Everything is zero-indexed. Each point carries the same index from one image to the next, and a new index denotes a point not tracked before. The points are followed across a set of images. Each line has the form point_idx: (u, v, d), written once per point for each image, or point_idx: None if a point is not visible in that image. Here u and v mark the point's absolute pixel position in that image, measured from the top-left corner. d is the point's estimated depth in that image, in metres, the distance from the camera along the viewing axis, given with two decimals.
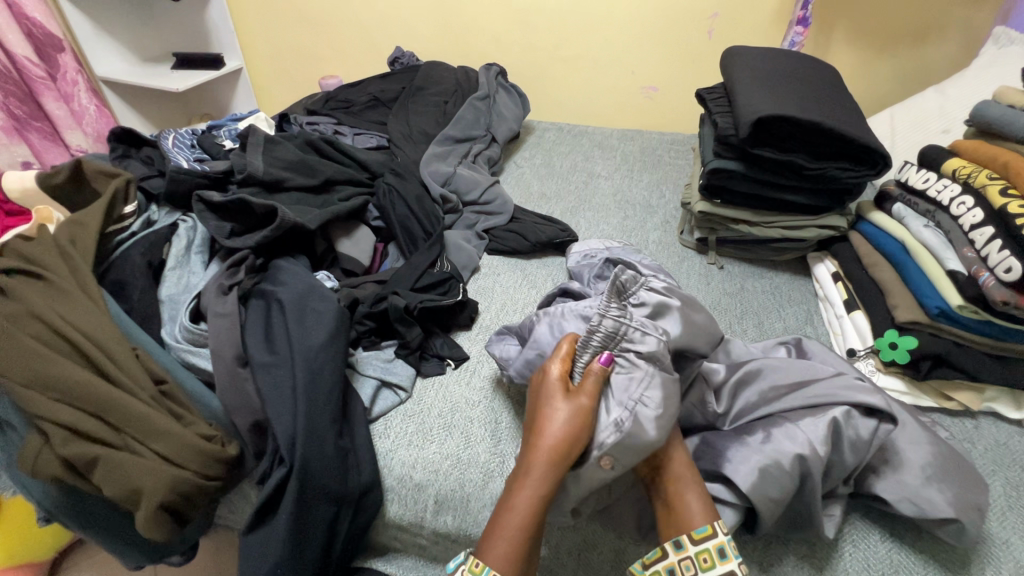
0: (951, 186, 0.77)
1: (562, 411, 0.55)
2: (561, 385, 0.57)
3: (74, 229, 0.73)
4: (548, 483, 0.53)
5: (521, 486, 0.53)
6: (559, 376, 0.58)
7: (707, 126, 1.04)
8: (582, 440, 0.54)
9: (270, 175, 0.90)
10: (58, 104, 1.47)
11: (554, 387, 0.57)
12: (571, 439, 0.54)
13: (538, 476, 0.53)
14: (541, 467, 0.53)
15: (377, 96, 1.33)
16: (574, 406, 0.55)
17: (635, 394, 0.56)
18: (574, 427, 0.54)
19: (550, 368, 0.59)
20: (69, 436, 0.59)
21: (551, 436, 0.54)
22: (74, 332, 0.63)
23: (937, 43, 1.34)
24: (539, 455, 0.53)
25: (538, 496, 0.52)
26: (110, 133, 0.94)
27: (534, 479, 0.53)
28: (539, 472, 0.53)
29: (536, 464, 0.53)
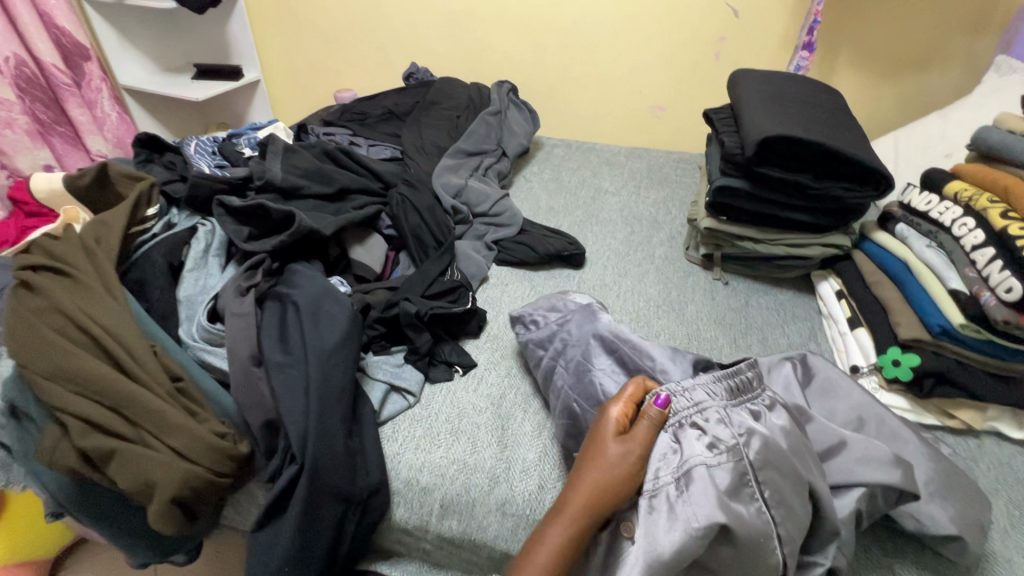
0: (952, 209, 0.79)
1: (609, 453, 0.56)
2: (617, 428, 0.58)
3: (100, 229, 0.76)
4: (580, 522, 0.54)
5: (556, 522, 0.55)
6: (616, 419, 0.59)
7: (713, 145, 1.06)
8: (627, 486, 0.55)
9: (287, 182, 0.93)
10: (81, 110, 1.51)
11: (609, 429, 0.58)
12: (611, 483, 0.55)
13: (571, 514, 0.55)
14: (576, 507, 0.55)
15: (392, 109, 1.36)
16: (626, 449, 0.56)
17: (693, 493, 0.51)
18: (617, 474, 0.55)
19: (611, 409, 0.60)
20: (87, 429, 0.61)
21: (590, 473, 0.56)
22: (97, 328, 0.65)
23: (940, 71, 1.37)
24: (578, 495, 0.55)
25: (571, 535, 0.54)
26: (134, 139, 0.97)
27: (565, 518, 0.54)
28: (569, 521, 0.54)
29: (572, 504, 0.55)
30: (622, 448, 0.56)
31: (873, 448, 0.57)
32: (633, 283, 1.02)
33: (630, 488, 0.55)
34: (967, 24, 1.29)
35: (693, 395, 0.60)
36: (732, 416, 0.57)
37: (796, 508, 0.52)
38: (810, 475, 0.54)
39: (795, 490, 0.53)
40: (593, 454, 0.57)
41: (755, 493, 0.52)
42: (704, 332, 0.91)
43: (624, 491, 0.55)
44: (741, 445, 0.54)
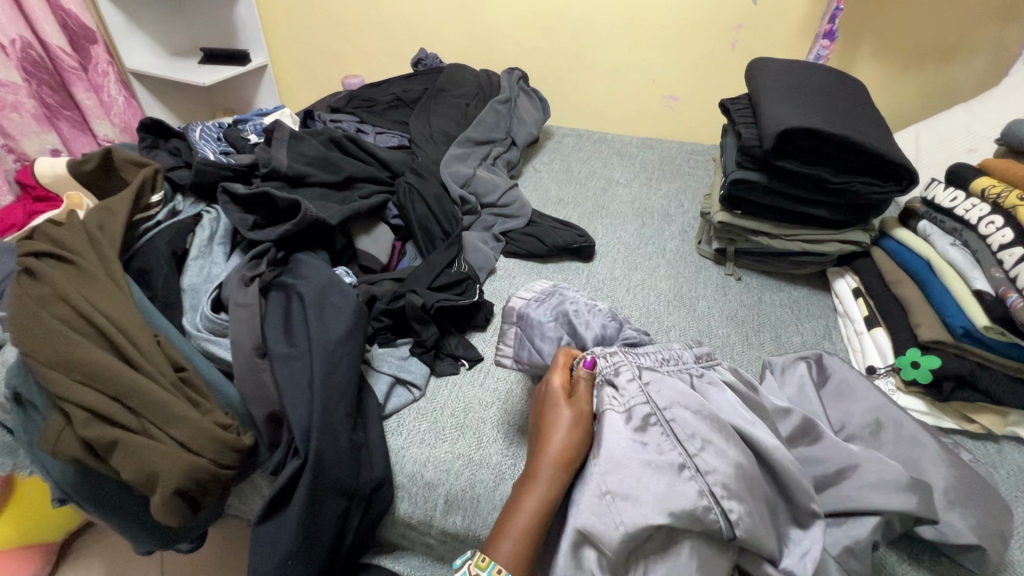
0: (979, 206, 0.76)
1: (563, 416, 0.58)
2: (562, 393, 0.60)
3: (103, 216, 0.75)
4: (553, 488, 0.53)
5: (529, 493, 0.53)
6: (559, 388, 0.60)
7: (729, 136, 1.03)
8: (582, 445, 0.56)
9: (293, 170, 0.91)
10: (88, 94, 1.50)
11: (556, 394, 0.60)
12: (571, 443, 0.56)
13: (544, 480, 0.53)
14: (548, 472, 0.54)
15: (400, 96, 1.34)
16: (572, 410, 0.58)
17: (604, 439, 0.54)
18: (571, 433, 0.56)
19: (551, 377, 0.61)
20: (90, 419, 0.60)
21: (550, 439, 0.56)
22: (100, 317, 0.64)
23: (966, 61, 1.32)
24: (543, 463, 0.55)
25: (544, 505, 0.52)
26: (139, 124, 0.96)
27: (540, 484, 0.53)
28: (544, 489, 0.53)
29: (544, 468, 0.54)
30: (573, 411, 0.58)
31: (888, 472, 0.55)
32: (643, 278, 1.00)
33: (586, 448, 0.56)
34: (998, 13, 1.24)
35: (610, 356, 0.63)
36: (642, 372, 0.60)
37: (731, 451, 0.52)
38: (733, 420, 0.56)
39: (716, 431, 0.54)
40: (548, 425, 0.57)
41: (681, 441, 0.53)
42: (715, 329, 0.89)
43: (583, 449, 0.56)
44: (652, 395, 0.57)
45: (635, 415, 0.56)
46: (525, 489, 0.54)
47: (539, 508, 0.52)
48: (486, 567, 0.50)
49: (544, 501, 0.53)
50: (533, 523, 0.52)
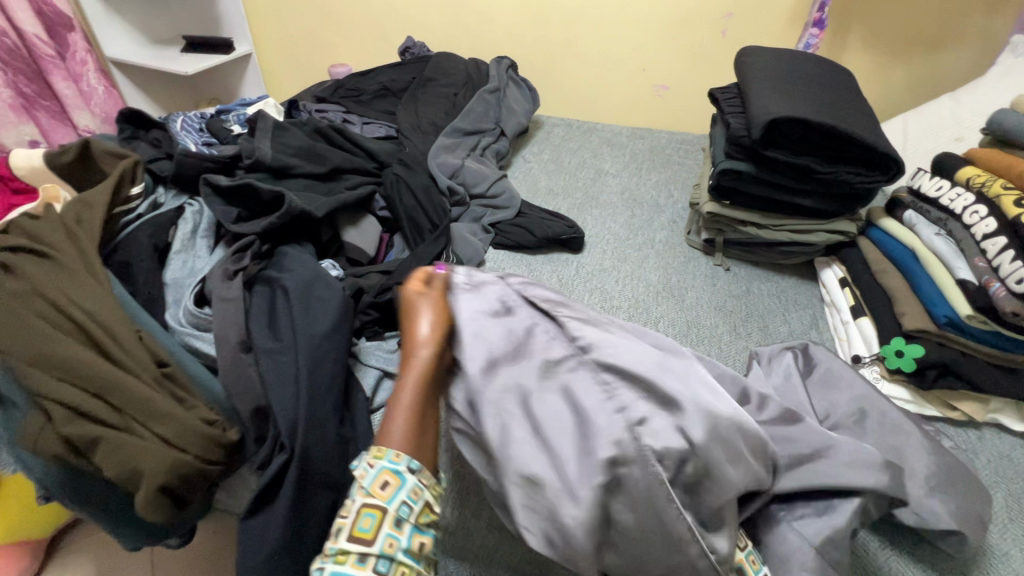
0: (964, 195, 0.77)
1: (427, 318, 0.53)
2: (421, 298, 0.55)
3: (81, 209, 0.73)
4: (416, 394, 0.50)
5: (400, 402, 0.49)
6: (413, 294, 0.56)
7: (718, 126, 1.03)
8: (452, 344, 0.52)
9: (277, 161, 0.90)
10: (67, 84, 1.47)
11: (418, 300, 0.55)
12: (441, 340, 0.52)
13: (412, 381, 0.50)
14: (415, 377, 0.50)
15: (387, 85, 1.32)
16: (437, 310, 0.54)
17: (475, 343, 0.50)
18: (437, 330, 0.52)
19: (406, 289, 0.56)
20: (71, 415, 0.59)
21: (415, 347, 0.51)
22: (80, 312, 0.63)
23: (952, 51, 1.33)
24: (414, 364, 0.51)
25: (416, 402, 0.49)
26: (118, 115, 0.94)
27: (411, 387, 0.50)
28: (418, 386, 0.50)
29: (412, 371, 0.51)
30: (435, 312, 0.53)
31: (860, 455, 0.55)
32: (632, 268, 1.00)
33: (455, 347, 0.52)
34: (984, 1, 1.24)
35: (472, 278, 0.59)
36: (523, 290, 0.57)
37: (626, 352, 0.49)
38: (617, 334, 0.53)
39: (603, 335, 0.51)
40: (411, 334, 0.53)
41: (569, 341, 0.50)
42: (703, 319, 0.89)
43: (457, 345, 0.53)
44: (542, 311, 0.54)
45: (510, 334, 0.50)
46: (397, 396, 0.50)
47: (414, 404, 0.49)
48: (382, 456, 0.47)
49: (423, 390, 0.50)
50: (410, 420, 0.49)
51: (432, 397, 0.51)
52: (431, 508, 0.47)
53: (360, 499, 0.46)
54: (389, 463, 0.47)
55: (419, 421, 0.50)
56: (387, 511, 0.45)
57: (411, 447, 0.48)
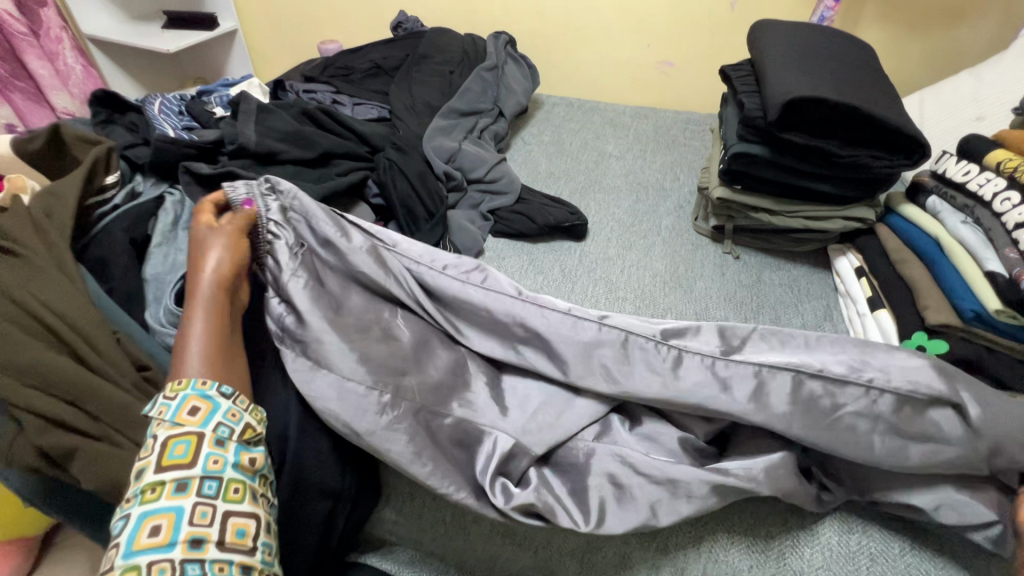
0: (994, 180, 0.74)
1: (209, 245, 0.61)
2: (210, 227, 0.63)
3: (51, 202, 0.68)
4: (213, 323, 0.56)
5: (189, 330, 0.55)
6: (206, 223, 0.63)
7: (729, 106, 0.98)
8: (231, 267, 0.60)
9: (262, 147, 0.85)
10: (42, 63, 1.39)
11: (210, 228, 0.63)
12: (224, 266, 0.59)
13: (199, 308, 0.56)
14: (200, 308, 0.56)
15: (379, 63, 1.25)
16: (222, 238, 0.62)
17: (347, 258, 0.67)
18: (226, 257, 0.60)
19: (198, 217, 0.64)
20: (46, 425, 0.55)
21: (202, 273, 0.58)
22: (51, 315, 0.59)
23: (971, 24, 1.26)
24: (199, 299, 0.57)
25: (211, 328, 0.55)
26: (90, 97, 0.87)
27: (197, 318, 0.56)
28: (208, 309, 0.56)
29: (197, 296, 0.57)
30: (219, 240, 0.61)
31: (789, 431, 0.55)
32: (637, 257, 0.96)
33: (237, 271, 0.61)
34: None
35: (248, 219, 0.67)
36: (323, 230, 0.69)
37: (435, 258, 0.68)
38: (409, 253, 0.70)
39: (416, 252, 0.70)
40: (199, 262, 0.60)
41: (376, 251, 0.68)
42: (712, 310, 0.85)
43: (234, 271, 0.60)
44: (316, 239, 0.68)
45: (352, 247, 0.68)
46: (191, 322, 0.55)
47: (206, 330, 0.55)
48: (186, 386, 0.50)
49: (216, 319, 0.56)
50: (211, 346, 0.54)
51: (232, 320, 0.58)
52: (252, 429, 0.51)
53: (165, 432, 0.47)
54: (195, 392, 0.50)
55: (219, 346, 0.55)
56: (203, 435, 0.48)
57: (217, 373, 0.53)
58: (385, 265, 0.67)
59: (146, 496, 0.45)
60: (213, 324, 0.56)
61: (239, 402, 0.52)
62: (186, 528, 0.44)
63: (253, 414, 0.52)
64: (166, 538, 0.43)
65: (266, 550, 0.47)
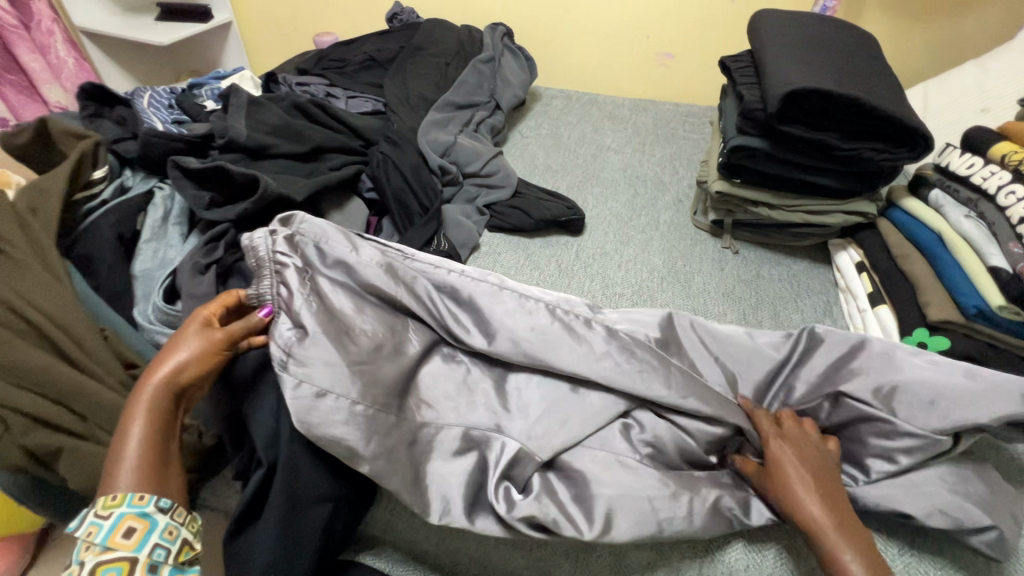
0: (999, 174, 0.73)
1: (184, 335, 0.55)
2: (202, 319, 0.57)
3: (35, 197, 0.67)
4: (158, 430, 0.50)
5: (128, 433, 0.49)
6: (205, 315, 0.57)
7: (729, 98, 0.96)
8: (197, 365, 0.54)
9: (253, 141, 0.83)
10: (33, 56, 1.38)
11: (197, 318, 0.57)
12: (185, 363, 0.53)
13: (145, 405, 0.50)
14: (145, 411, 0.50)
15: (373, 55, 1.23)
16: (195, 332, 0.55)
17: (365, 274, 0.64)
18: (194, 353, 0.54)
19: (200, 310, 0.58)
20: (31, 425, 0.54)
21: (160, 364, 0.52)
22: (36, 312, 0.58)
23: (978, 13, 1.24)
24: (143, 402, 0.51)
25: (153, 435, 0.50)
26: (78, 89, 0.85)
27: (136, 427, 0.50)
28: (150, 414, 0.50)
29: (145, 392, 0.51)
30: (192, 335, 0.55)
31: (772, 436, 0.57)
32: (635, 252, 0.94)
33: (203, 363, 0.54)
34: None
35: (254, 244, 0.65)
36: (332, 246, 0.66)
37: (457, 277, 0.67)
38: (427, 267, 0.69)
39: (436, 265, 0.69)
40: (160, 354, 0.53)
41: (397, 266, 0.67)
42: (711, 306, 0.84)
43: (198, 370, 0.54)
44: (332, 250, 0.65)
45: (370, 258, 0.66)
46: (132, 421, 0.50)
47: (147, 436, 0.50)
48: (120, 503, 0.46)
49: (160, 427, 0.51)
50: (150, 451, 0.49)
51: (177, 424, 0.53)
52: (188, 545, 0.48)
53: (94, 558, 0.44)
54: (132, 510, 0.46)
55: (156, 460, 0.49)
56: (137, 560, 0.45)
57: (150, 486, 0.48)
58: (400, 276, 0.65)
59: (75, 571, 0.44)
60: (155, 429, 0.50)
61: (177, 516, 0.48)
62: (154, 538, 0.46)
63: (191, 527, 0.49)
64: (133, 544, 0.45)
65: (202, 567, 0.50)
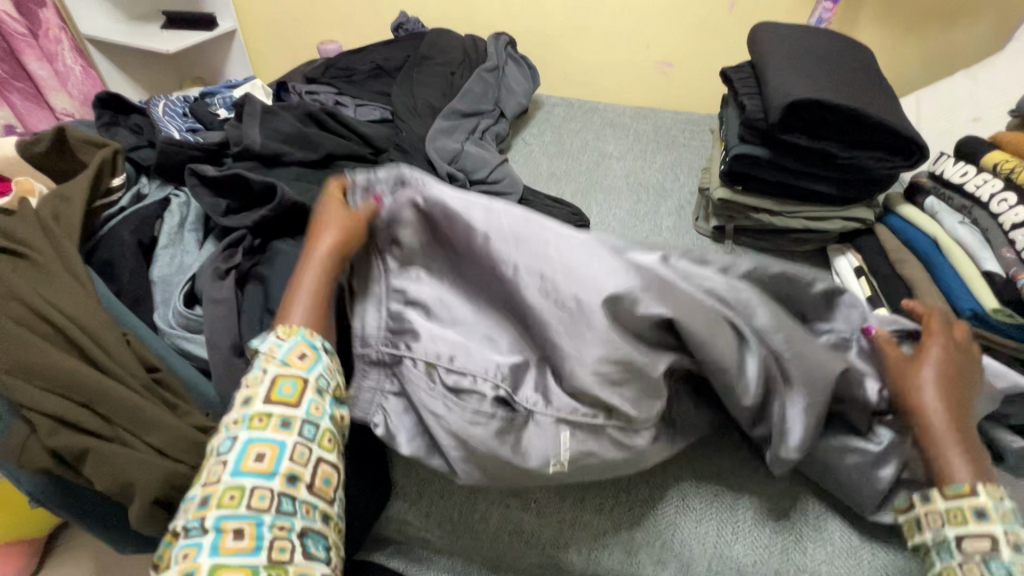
0: (992, 182, 0.76)
1: (334, 218, 0.63)
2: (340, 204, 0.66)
3: (58, 205, 0.68)
4: (324, 281, 0.60)
5: (297, 287, 0.59)
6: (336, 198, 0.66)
7: (730, 108, 0.99)
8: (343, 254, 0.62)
9: (267, 149, 0.85)
10: (41, 64, 1.39)
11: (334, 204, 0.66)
12: (335, 247, 0.61)
13: (309, 283, 0.59)
14: (312, 268, 0.60)
15: (380, 64, 1.26)
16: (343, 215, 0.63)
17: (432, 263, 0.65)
18: (341, 235, 0.62)
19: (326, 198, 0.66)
20: (56, 427, 0.55)
21: (322, 232, 0.62)
22: (61, 317, 0.59)
23: (968, 25, 1.28)
24: (311, 258, 0.60)
25: (317, 288, 0.59)
26: (95, 98, 0.88)
27: (308, 275, 0.60)
28: (318, 267, 0.60)
29: (313, 258, 0.60)
30: (340, 222, 0.63)
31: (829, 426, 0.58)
32: None
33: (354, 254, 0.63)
34: None
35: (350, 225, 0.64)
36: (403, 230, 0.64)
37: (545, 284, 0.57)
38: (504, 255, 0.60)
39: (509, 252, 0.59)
40: (314, 240, 0.62)
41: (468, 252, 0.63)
42: None
43: (350, 249, 0.63)
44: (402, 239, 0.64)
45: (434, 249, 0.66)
46: (302, 273, 0.60)
47: (309, 299, 0.58)
48: (295, 333, 0.55)
49: (327, 275, 0.60)
50: (313, 303, 0.58)
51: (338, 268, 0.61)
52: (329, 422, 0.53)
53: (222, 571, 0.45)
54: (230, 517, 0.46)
55: (317, 311, 0.58)
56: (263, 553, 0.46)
57: (315, 327, 0.57)
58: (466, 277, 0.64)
59: (225, 500, 0.46)
60: (318, 285, 0.59)
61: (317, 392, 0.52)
62: (287, 462, 0.49)
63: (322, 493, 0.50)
64: (250, 546, 0.45)
65: (338, 495, 0.52)
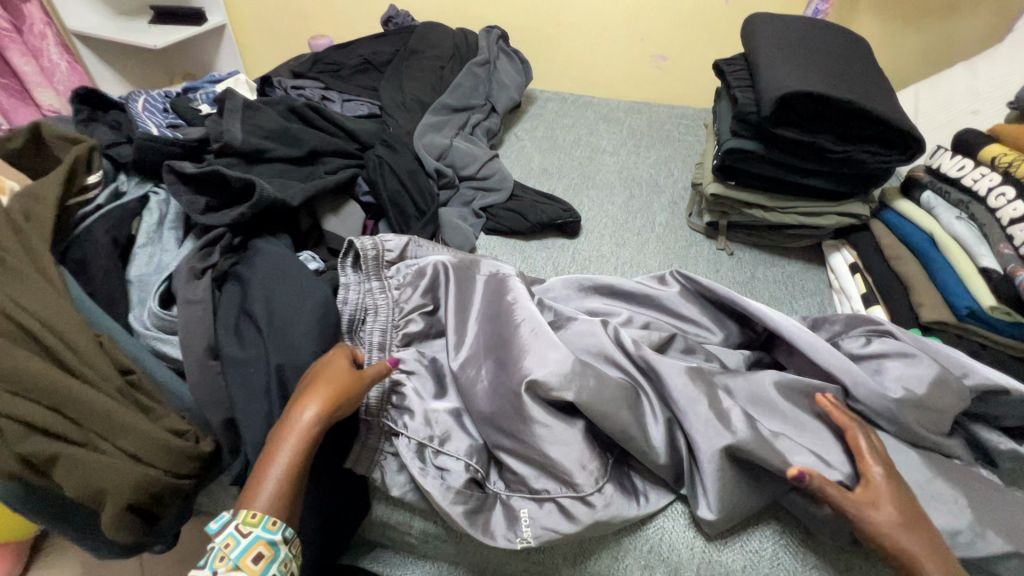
0: (989, 176, 0.73)
1: (337, 369, 0.57)
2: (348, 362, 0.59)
3: (30, 203, 0.67)
4: (298, 460, 0.51)
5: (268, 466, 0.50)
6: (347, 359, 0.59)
7: (723, 101, 0.97)
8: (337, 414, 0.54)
9: (248, 145, 0.83)
10: (25, 60, 1.37)
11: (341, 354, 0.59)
12: (329, 411, 0.54)
13: (284, 453, 0.51)
14: (290, 448, 0.51)
15: (369, 58, 1.23)
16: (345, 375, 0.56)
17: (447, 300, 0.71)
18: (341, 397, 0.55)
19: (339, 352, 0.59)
20: (26, 432, 0.54)
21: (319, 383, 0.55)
22: (30, 319, 0.58)
23: (968, 15, 1.25)
24: (293, 433, 0.52)
25: (291, 470, 0.50)
26: (72, 94, 0.86)
27: (283, 450, 0.51)
28: (296, 449, 0.51)
29: (288, 438, 0.52)
30: (341, 380, 0.56)
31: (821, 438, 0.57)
32: (631, 254, 0.95)
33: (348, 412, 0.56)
34: None
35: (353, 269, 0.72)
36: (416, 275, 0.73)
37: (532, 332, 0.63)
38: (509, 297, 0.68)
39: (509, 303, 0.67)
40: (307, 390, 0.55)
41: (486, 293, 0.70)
42: None
43: (343, 412, 0.55)
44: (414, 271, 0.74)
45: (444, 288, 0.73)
46: (278, 452, 0.51)
47: (282, 470, 0.50)
48: (257, 524, 0.47)
49: (307, 455, 0.52)
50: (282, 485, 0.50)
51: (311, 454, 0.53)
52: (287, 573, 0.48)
53: None
54: None
55: (283, 497, 0.50)
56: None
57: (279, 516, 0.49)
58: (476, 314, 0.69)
59: None
60: (295, 459, 0.51)
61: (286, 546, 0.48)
62: None
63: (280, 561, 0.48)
64: None
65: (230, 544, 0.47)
